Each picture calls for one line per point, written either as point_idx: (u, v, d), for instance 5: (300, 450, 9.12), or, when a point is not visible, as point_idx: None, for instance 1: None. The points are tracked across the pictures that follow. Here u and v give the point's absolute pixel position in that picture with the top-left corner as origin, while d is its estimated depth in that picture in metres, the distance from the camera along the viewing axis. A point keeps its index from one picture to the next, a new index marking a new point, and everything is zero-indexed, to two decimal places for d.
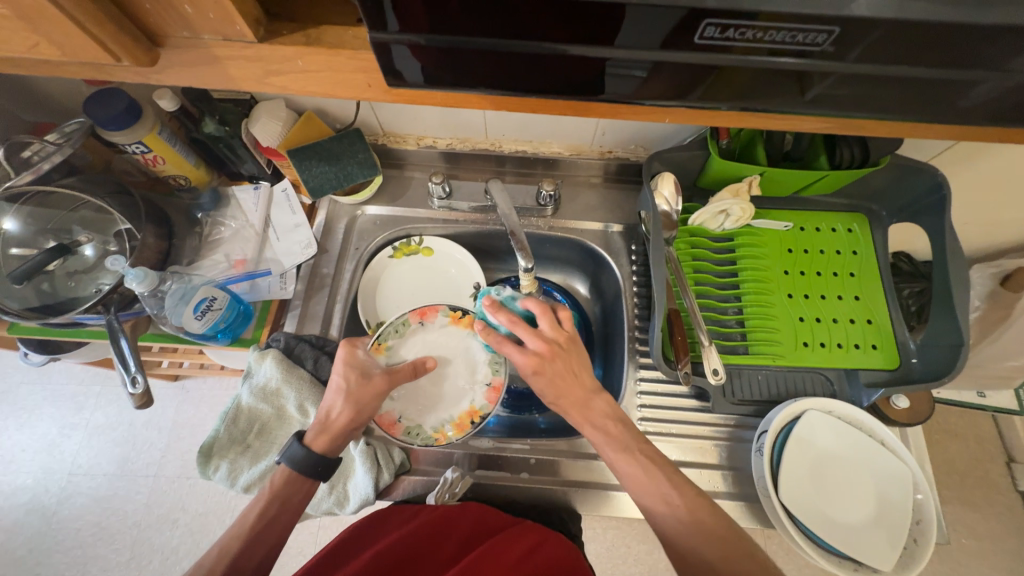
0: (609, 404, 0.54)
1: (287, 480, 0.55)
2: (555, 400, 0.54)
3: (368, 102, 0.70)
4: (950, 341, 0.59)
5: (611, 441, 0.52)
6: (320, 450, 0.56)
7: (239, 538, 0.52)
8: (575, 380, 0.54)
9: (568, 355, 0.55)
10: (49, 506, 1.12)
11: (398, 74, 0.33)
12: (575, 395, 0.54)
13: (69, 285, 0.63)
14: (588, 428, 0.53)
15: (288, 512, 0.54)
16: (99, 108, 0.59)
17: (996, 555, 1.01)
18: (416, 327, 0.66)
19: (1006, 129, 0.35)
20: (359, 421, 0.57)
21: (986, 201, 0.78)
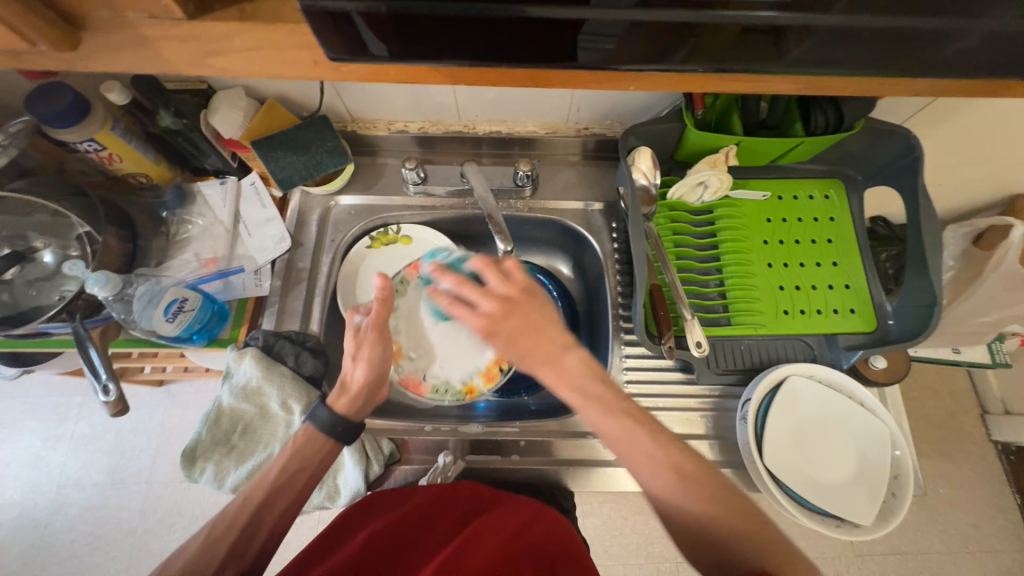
0: (584, 359, 0.49)
1: (310, 438, 0.55)
2: (522, 361, 0.49)
3: (333, 87, 0.67)
4: (925, 301, 0.60)
5: (591, 403, 0.47)
6: (342, 412, 0.56)
7: (262, 489, 0.52)
8: (538, 338, 0.49)
9: (523, 310, 0.49)
10: (40, 520, 1.10)
11: (347, 50, 0.31)
12: (541, 354, 0.49)
13: (30, 293, 0.60)
14: (563, 389, 0.48)
15: (309, 469, 0.54)
16: (42, 104, 0.56)
17: (971, 502, 1.06)
18: (415, 282, 0.71)
19: (973, 81, 0.35)
20: (377, 378, 0.56)
21: (958, 160, 0.79)
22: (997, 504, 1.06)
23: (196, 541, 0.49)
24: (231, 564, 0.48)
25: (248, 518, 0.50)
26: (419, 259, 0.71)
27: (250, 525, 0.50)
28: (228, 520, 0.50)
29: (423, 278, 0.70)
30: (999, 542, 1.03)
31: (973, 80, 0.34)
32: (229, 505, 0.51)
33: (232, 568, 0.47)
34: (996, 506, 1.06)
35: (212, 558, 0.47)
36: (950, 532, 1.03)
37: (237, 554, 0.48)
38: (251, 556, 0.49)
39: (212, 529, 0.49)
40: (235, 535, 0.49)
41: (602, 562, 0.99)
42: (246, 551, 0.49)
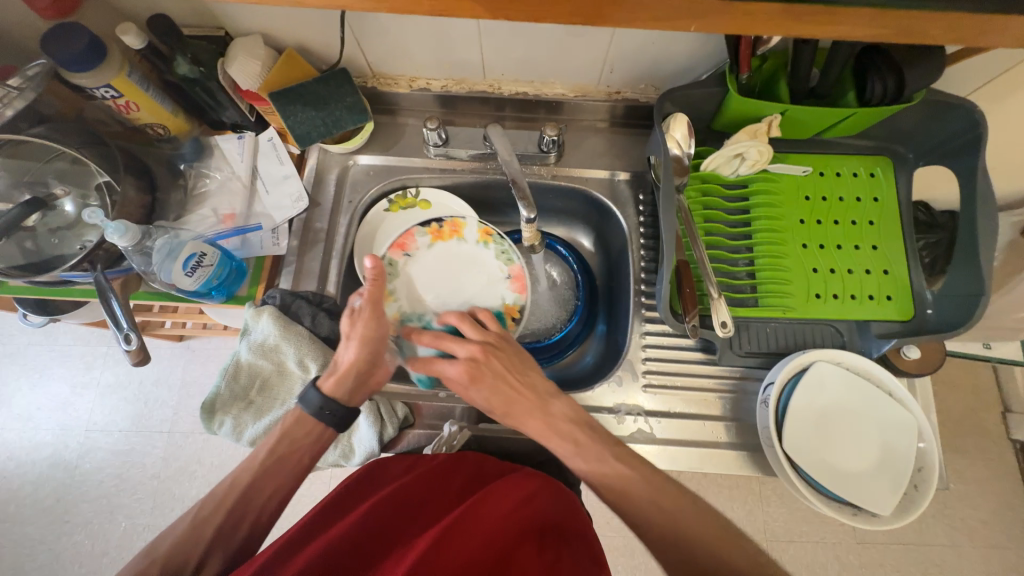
0: (571, 406, 0.55)
1: (299, 420, 0.55)
2: (506, 410, 0.55)
3: (354, 37, 0.64)
4: (971, 292, 0.57)
5: (580, 450, 0.52)
6: (332, 393, 0.55)
7: (250, 471, 0.52)
8: (515, 382, 0.55)
9: (498, 356, 0.56)
10: (70, 460, 1.16)
11: None
12: (524, 405, 0.55)
13: (53, 241, 0.61)
14: (551, 432, 0.54)
15: (298, 455, 0.54)
16: (58, 45, 0.54)
17: (984, 499, 1.04)
18: (405, 261, 0.69)
19: None
20: (367, 360, 0.55)
21: (1020, 142, 0.73)
22: (1011, 503, 1.04)
23: (184, 520, 0.49)
24: (217, 548, 0.49)
25: (237, 502, 0.50)
26: (402, 238, 0.70)
27: (238, 507, 0.50)
28: (215, 500, 0.50)
29: (412, 255, 0.69)
30: (1006, 539, 1.02)
31: None
32: (218, 483, 0.52)
33: (217, 556, 0.48)
34: (1010, 504, 1.04)
35: (198, 540, 0.48)
36: (957, 526, 1.03)
37: (224, 536, 0.49)
38: (240, 535, 0.50)
39: (207, 502, 0.50)
40: (221, 517, 0.49)
41: (603, 532, 1.03)
42: (233, 537, 0.49)
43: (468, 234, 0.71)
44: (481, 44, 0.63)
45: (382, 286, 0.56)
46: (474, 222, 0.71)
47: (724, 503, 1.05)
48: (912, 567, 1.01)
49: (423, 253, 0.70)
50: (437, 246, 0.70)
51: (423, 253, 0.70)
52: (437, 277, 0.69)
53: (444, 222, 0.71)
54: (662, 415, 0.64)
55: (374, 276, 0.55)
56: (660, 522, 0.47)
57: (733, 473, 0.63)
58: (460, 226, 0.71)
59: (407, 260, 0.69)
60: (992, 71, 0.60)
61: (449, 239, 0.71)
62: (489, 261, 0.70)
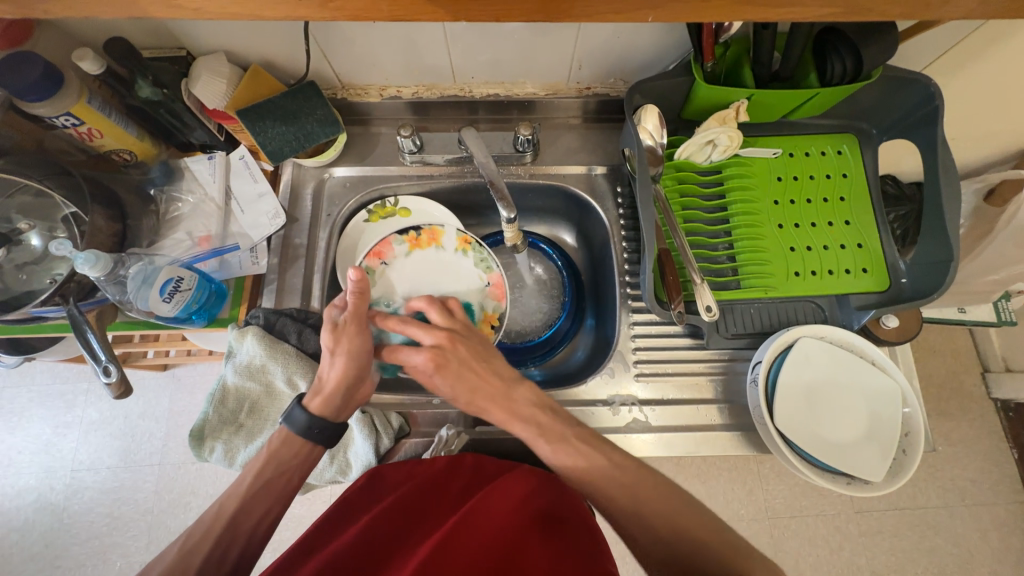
0: (534, 391, 0.56)
1: (286, 441, 0.54)
2: (470, 399, 0.56)
3: (320, 49, 0.63)
4: (941, 259, 0.58)
5: (546, 434, 0.53)
6: (320, 412, 0.54)
7: (236, 499, 0.51)
8: (482, 372, 0.56)
9: (461, 342, 0.57)
10: (57, 503, 1.12)
11: None
12: (490, 390, 0.56)
13: (20, 278, 0.59)
14: (517, 424, 0.54)
15: (284, 477, 0.53)
16: (10, 75, 0.52)
17: (971, 459, 1.08)
18: (383, 269, 0.69)
19: None
20: (355, 375, 0.54)
21: (976, 111, 0.75)
22: (996, 460, 1.08)
23: (169, 554, 0.48)
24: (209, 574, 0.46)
25: (223, 532, 0.48)
26: (379, 246, 0.69)
27: (224, 539, 0.48)
28: (201, 532, 0.48)
29: (389, 264, 0.69)
30: (995, 495, 1.06)
31: None
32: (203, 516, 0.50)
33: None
34: (995, 461, 1.08)
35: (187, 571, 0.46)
36: (948, 487, 1.06)
37: (213, 564, 0.47)
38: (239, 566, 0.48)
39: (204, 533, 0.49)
40: (210, 547, 0.47)
41: (608, 525, 1.05)
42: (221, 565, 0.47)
43: (447, 242, 0.70)
44: (448, 48, 0.63)
45: (366, 298, 0.55)
46: (452, 230, 0.70)
47: (724, 484, 1.06)
48: (909, 531, 1.04)
49: (400, 261, 0.69)
50: (415, 254, 0.70)
51: (400, 262, 0.69)
52: (415, 284, 0.69)
53: (421, 230, 0.70)
54: (656, 403, 0.65)
55: (359, 286, 0.54)
56: (662, 510, 0.48)
57: (729, 454, 0.63)
58: (438, 234, 0.70)
59: (384, 269, 0.68)
60: (945, 44, 0.62)
61: (427, 247, 0.70)
62: (469, 270, 0.70)
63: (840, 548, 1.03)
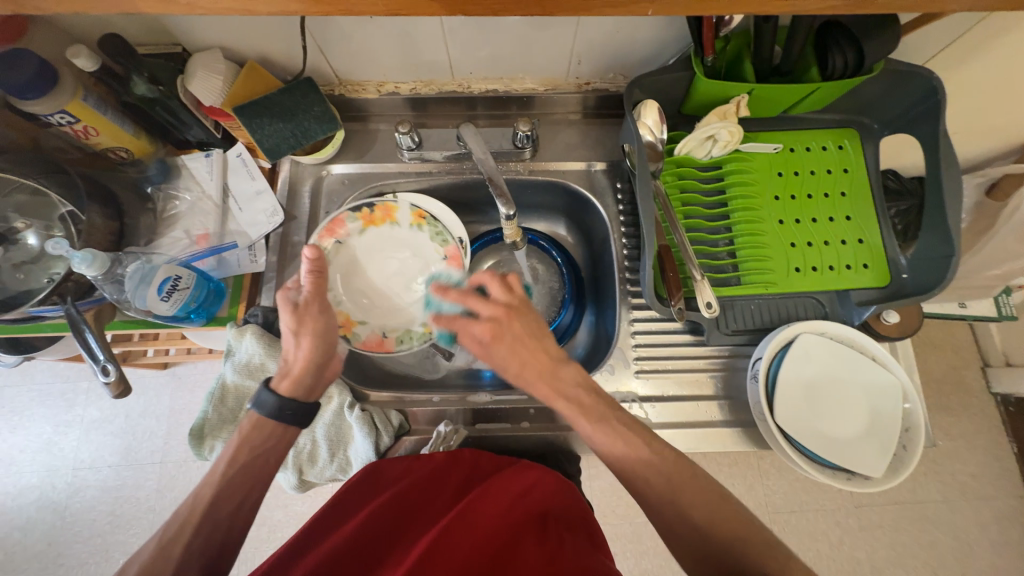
0: (581, 372, 0.53)
1: (256, 425, 0.52)
2: (519, 373, 0.52)
3: (317, 45, 0.63)
4: (942, 254, 0.58)
5: (587, 412, 0.50)
6: (289, 394, 0.53)
7: (212, 483, 0.50)
8: (539, 350, 0.52)
9: (521, 318, 0.53)
10: (59, 501, 1.12)
11: None
12: (536, 367, 0.52)
13: (17, 277, 0.58)
14: (558, 400, 0.51)
15: (262, 461, 0.52)
16: (4, 72, 0.52)
17: (971, 453, 1.08)
18: (337, 247, 0.68)
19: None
20: (320, 355, 0.55)
21: (977, 105, 0.75)
22: (996, 454, 1.08)
23: (151, 545, 0.46)
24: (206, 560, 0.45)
25: (204, 518, 0.48)
26: (330, 224, 0.67)
27: (206, 526, 0.47)
28: (183, 519, 0.47)
29: (343, 242, 0.68)
30: (995, 489, 1.06)
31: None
32: (180, 507, 0.49)
33: (193, 568, 0.45)
34: (995, 456, 1.08)
35: (167, 564, 0.44)
36: (948, 482, 1.06)
37: (196, 552, 0.46)
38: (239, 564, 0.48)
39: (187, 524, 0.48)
40: (191, 534, 0.47)
41: (609, 521, 1.05)
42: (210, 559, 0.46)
43: (401, 218, 0.70)
44: (446, 44, 0.63)
45: (324, 275, 0.55)
46: (406, 205, 0.70)
47: (725, 480, 1.06)
48: (909, 525, 1.04)
49: (354, 238, 0.69)
50: (369, 231, 0.69)
51: (355, 240, 0.69)
52: (370, 263, 0.69)
53: (374, 206, 0.69)
54: (656, 399, 0.65)
55: (315, 264, 0.54)
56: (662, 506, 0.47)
57: (729, 450, 0.64)
58: (391, 210, 0.69)
59: (339, 248, 0.68)
60: (947, 38, 0.62)
61: (382, 223, 0.70)
62: (425, 244, 0.70)
63: (841, 543, 1.03)
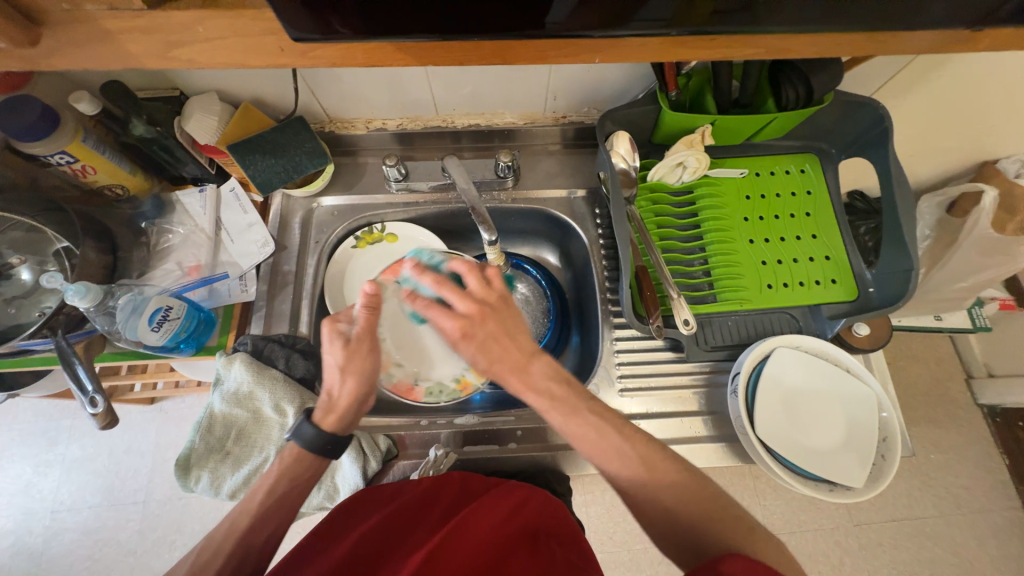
0: (551, 364, 0.50)
1: (297, 458, 0.52)
2: (489, 368, 0.49)
3: (308, 87, 0.67)
4: (903, 267, 0.61)
5: (558, 405, 0.48)
6: (332, 429, 0.53)
7: (249, 513, 0.50)
8: (507, 343, 0.49)
9: (496, 315, 0.50)
10: (35, 547, 1.08)
11: (310, 30, 0.34)
12: (511, 362, 0.49)
13: (9, 312, 0.59)
14: (529, 394, 0.49)
15: (296, 493, 0.52)
16: (8, 117, 0.54)
17: (962, 465, 1.09)
18: None
19: (919, 31, 0.37)
20: (366, 393, 0.53)
21: (928, 130, 0.81)
22: (988, 466, 1.09)
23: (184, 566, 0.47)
24: None
25: (238, 545, 0.48)
26: None
27: (238, 552, 0.48)
28: (215, 546, 0.48)
29: None
30: (988, 502, 1.06)
31: (915, 30, 0.37)
32: (213, 534, 0.49)
33: None
34: (987, 467, 1.09)
35: None
36: (942, 495, 1.06)
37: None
38: None
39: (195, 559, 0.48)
40: (223, 562, 0.47)
41: (606, 548, 1.03)
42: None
43: None
44: (430, 84, 0.67)
45: (378, 312, 0.52)
46: None
47: None
48: (908, 542, 1.03)
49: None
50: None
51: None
52: None
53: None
54: (642, 417, 0.66)
55: (370, 301, 0.51)
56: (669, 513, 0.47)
57: (715, 465, 0.64)
58: None
59: None
60: (890, 69, 0.67)
61: None
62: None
63: (840, 563, 1.02)
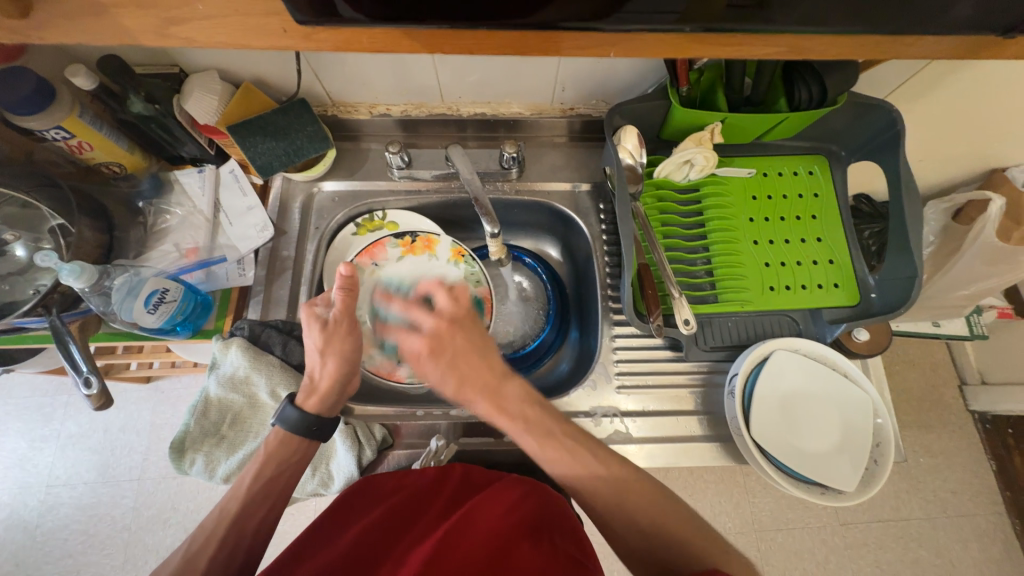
0: (525, 388, 0.52)
1: (285, 440, 0.53)
2: (457, 388, 0.52)
3: (311, 69, 0.65)
4: (906, 275, 0.61)
5: (531, 428, 0.50)
6: (313, 411, 0.54)
7: (237, 499, 0.50)
8: (477, 362, 0.52)
9: (463, 330, 0.54)
10: (30, 521, 1.09)
11: (310, 12, 0.32)
12: (480, 378, 0.52)
13: (3, 289, 0.59)
14: (502, 417, 0.51)
15: (285, 477, 0.52)
16: (2, 90, 0.53)
17: (950, 470, 1.10)
18: (373, 269, 0.72)
19: (941, 34, 0.36)
20: (346, 372, 0.55)
21: (939, 135, 0.79)
22: (976, 472, 1.10)
23: (176, 556, 0.47)
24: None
25: (227, 536, 0.47)
26: (373, 247, 0.73)
27: (230, 538, 0.48)
28: (206, 534, 0.48)
29: (378, 264, 0.72)
30: (974, 507, 1.08)
31: (937, 33, 0.35)
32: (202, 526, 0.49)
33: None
34: (974, 473, 1.10)
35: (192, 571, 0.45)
36: (930, 499, 1.07)
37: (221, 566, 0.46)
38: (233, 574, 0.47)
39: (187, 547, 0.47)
40: (212, 553, 0.46)
41: (596, 539, 1.04)
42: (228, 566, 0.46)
43: (440, 252, 0.73)
44: (436, 71, 0.66)
45: (354, 294, 0.54)
46: (447, 241, 0.74)
47: (711, 499, 1.07)
48: (894, 543, 1.05)
49: (391, 262, 0.73)
50: (405, 259, 0.73)
51: (391, 263, 0.72)
52: (402, 289, 0.72)
53: (416, 237, 0.74)
54: (637, 414, 0.66)
55: (346, 283, 0.53)
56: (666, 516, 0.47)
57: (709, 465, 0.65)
58: (432, 243, 0.74)
59: (375, 269, 0.72)
60: (905, 72, 0.66)
61: (421, 253, 0.74)
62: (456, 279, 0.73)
63: (826, 561, 1.04)
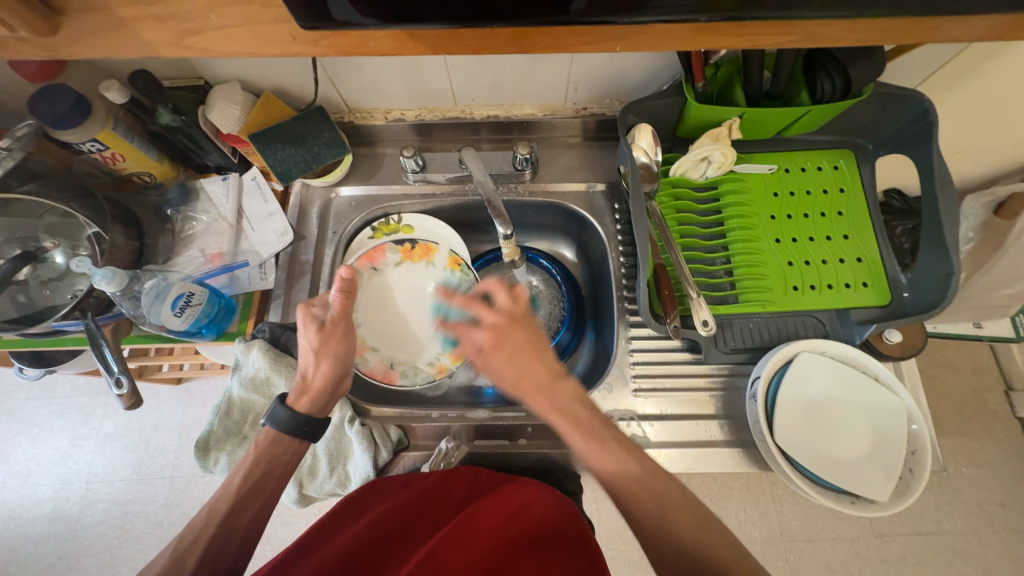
0: (579, 388, 0.52)
1: (273, 441, 0.54)
2: (514, 383, 0.52)
3: (327, 77, 0.67)
4: (941, 273, 0.58)
5: (580, 427, 0.49)
6: (304, 410, 0.55)
7: (226, 499, 0.51)
8: (534, 358, 0.52)
9: (522, 327, 0.54)
10: (71, 515, 1.15)
11: (316, 17, 0.33)
12: (537, 377, 0.51)
13: (44, 293, 0.62)
14: (554, 416, 0.50)
15: (274, 473, 0.53)
16: (45, 107, 0.56)
17: (996, 480, 1.03)
18: (371, 273, 0.72)
19: (969, 14, 0.34)
20: (340, 374, 0.57)
21: (978, 124, 0.75)
22: None
23: (164, 555, 0.47)
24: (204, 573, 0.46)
25: (218, 530, 0.48)
26: (373, 251, 0.72)
27: (221, 536, 0.48)
28: (195, 532, 0.48)
29: (378, 269, 0.72)
30: None
31: (964, 12, 0.33)
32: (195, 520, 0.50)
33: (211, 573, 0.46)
34: None
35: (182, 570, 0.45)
36: (974, 512, 1.01)
37: (210, 565, 0.46)
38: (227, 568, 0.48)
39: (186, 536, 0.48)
40: (206, 546, 0.47)
41: (616, 546, 1.03)
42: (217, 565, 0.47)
43: (437, 260, 0.72)
44: (449, 74, 0.66)
45: (351, 297, 0.57)
46: (445, 249, 0.72)
47: (736, 507, 1.03)
48: (934, 558, 0.99)
49: (390, 268, 0.72)
50: (404, 264, 0.73)
51: (390, 269, 0.72)
52: (401, 293, 0.72)
53: (416, 244, 0.73)
54: (655, 418, 0.65)
55: (345, 285, 0.56)
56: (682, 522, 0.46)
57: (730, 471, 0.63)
58: (430, 250, 0.72)
59: (374, 274, 0.71)
60: (937, 59, 0.63)
61: (419, 260, 0.73)
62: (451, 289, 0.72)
63: (859, 574, 0.99)
